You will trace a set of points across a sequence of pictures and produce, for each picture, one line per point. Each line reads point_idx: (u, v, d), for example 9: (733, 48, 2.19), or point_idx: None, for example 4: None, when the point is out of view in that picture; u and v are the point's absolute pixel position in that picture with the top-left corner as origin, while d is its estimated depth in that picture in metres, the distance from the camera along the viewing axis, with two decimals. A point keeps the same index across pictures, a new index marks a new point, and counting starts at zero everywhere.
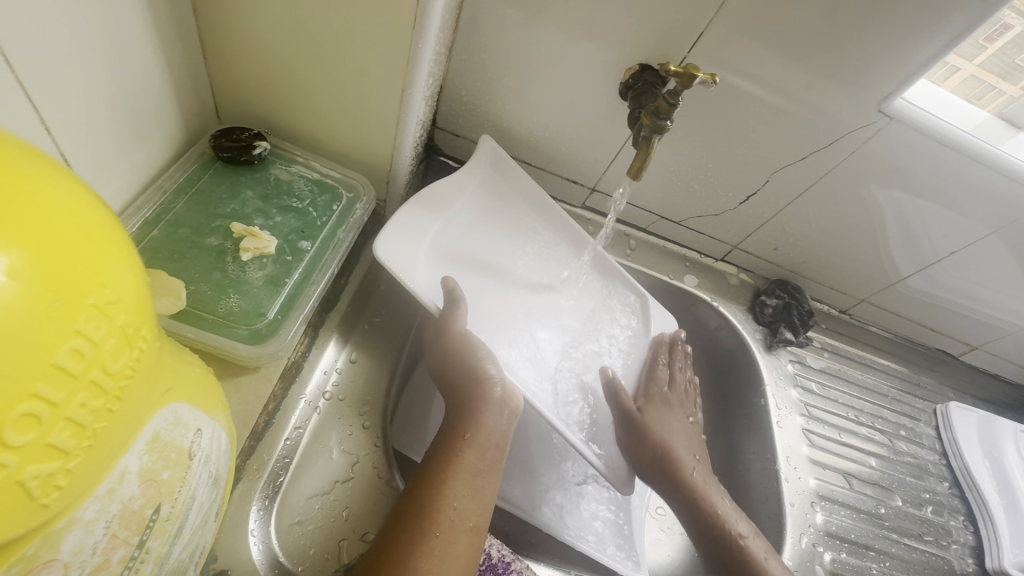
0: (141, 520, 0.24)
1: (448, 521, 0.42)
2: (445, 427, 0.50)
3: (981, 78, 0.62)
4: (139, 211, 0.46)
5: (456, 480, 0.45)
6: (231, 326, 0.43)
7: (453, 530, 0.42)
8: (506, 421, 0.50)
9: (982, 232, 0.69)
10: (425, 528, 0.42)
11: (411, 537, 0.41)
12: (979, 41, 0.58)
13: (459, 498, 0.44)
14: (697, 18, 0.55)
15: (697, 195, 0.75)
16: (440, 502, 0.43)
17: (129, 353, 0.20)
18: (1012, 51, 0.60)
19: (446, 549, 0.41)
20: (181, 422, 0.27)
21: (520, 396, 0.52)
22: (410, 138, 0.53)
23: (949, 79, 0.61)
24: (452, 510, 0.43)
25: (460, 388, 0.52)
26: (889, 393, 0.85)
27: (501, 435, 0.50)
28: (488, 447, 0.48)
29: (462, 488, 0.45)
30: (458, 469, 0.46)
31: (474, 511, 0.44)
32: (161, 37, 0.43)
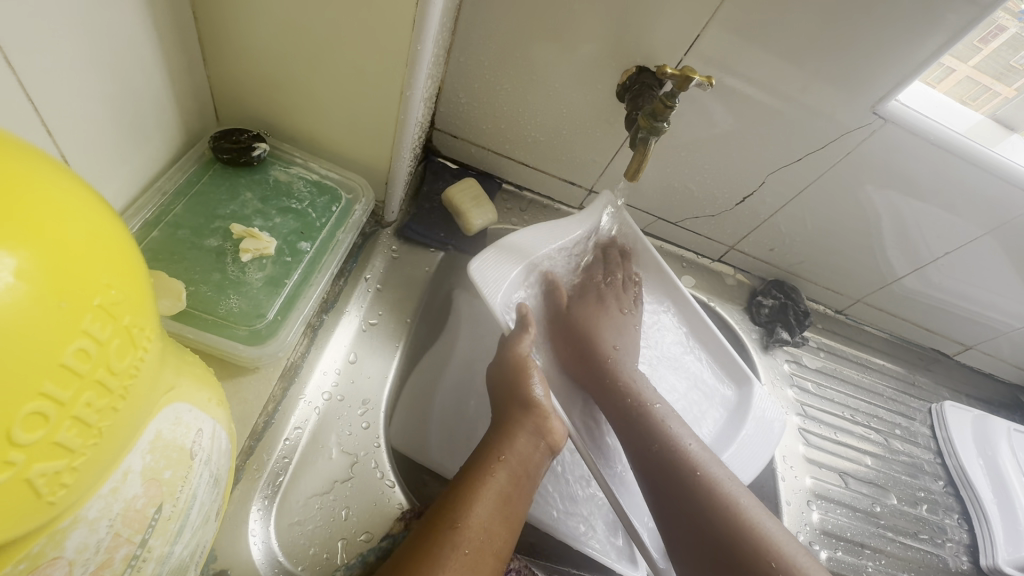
0: (144, 518, 0.24)
1: (476, 541, 0.43)
2: (479, 449, 0.51)
3: (976, 80, 0.62)
4: (138, 213, 0.46)
5: (485, 500, 0.46)
6: (231, 326, 0.44)
7: (480, 553, 0.43)
8: (541, 453, 0.51)
9: (976, 233, 0.69)
10: (450, 542, 0.42)
11: (437, 551, 0.41)
12: (974, 42, 0.58)
13: (488, 518, 0.45)
14: (694, 20, 0.55)
15: (694, 196, 0.75)
16: (468, 521, 0.44)
17: (133, 353, 0.20)
18: (1006, 52, 0.60)
19: (470, 569, 0.42)
20: (183, 421, 0.28)
21: (560, 432, 0.53)
22: (409, 140, 0.53)
23: (944, 81, 0.61)
24: (479, 530, 0.44)
25: (506, 410, 0.53)
26: (884, 392, 0.85)
27: (534, 466, 0.50)
28: (521, 473, 0.49)
29: (493, 510, 0.45)
30: (489, 490, 0.46)
31: (502, 536, 0.45)
32: (161, 38, 0.43)
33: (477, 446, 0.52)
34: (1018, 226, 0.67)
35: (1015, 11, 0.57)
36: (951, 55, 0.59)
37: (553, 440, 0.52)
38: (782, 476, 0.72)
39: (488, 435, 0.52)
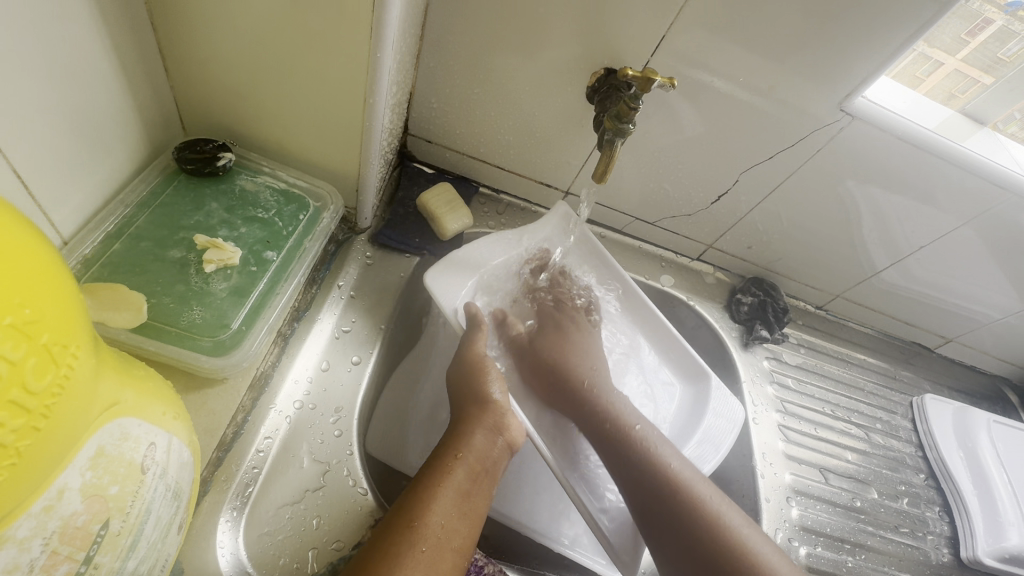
0: (86, 536, 0.25)
1: (434, 537, 0.43)
2: (437, 447, 0.52)
3: (964, 73, 0.63)
4: (100, 226, 0.46)
5: (444, 497, 0.46)
6: (195, 338, 0.43)
7: (440, 549, 0.43)
8: (499, 450, 0.51)
9: (951, 226, 0.70)
10: (410, 541, 0.42)
11: (397, 550, 0.42)
12: (962, 36, 0.59)
13: (446, 515, 0.45)
14: (659, 21, 0.56)
15: (669, 196, 0.75)
16: (427, 518, 0.44)
17: (56, 371, 0.20)
18: (995, 46, 0.61)
19: (429, 565, 0.42)
20: (130, 436, 0.28)
21: (518, 432, 0.54)
22: (376, 147, 0.53)
23: (932, 75, 0.63)
24: (438, 527, 0.44)
25: (461, 407, 0.54)
26: (864, 386, 0.86)
27: (492, 462, 0.51)
28: (479, 468, 0.49)
29: (451, 506, 0.46)
30: (447, 486, 0.46)
31: (461, 531, 0.45)
32: (118, 49, 0.43)
33: (437, 443, 0.53)
34: (993, 217, 0.68)
35: (1001, 4, 0.57)
36: (935, 48, 0.60)
37: (510, 437, 0.53)
38: (761, 470, 0.72)
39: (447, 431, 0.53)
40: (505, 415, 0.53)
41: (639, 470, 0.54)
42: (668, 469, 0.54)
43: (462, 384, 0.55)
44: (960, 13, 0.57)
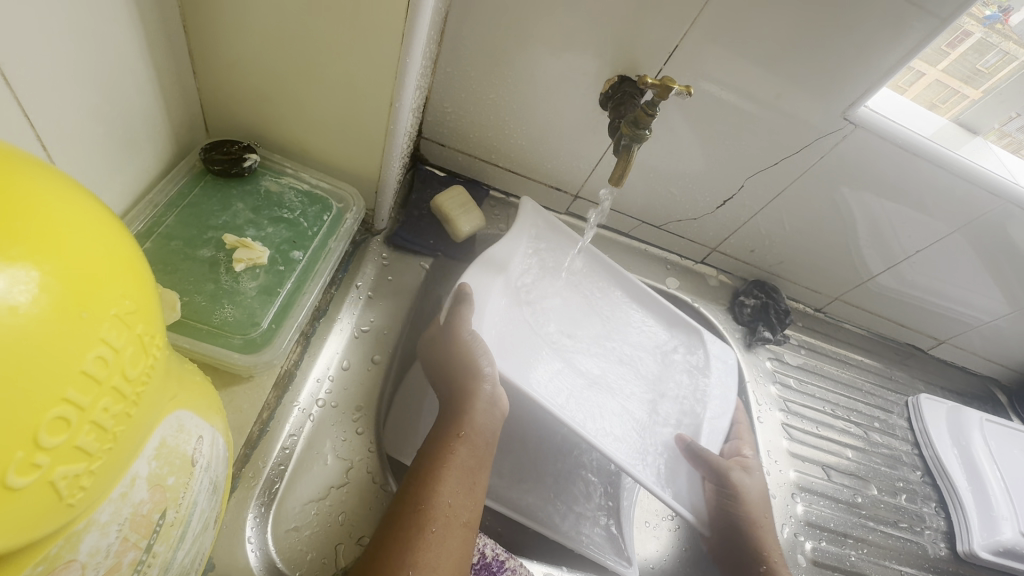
0: (149, 524, 0.25)
1: (443, 517, 0.44)
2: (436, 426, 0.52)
3: (945, 83, 0.65)
4: (132, 225, 0.46)
5: (449, 477, 0.47)
6: (227, 335, 0.44)
7: (450, 525, 0.44)
8: (494, 424, 0.53)
9: (946, 231, 0.72)
10: (420, 524, 0.43)
11: (408, 533, 0.43)
12: (942, 47, 0.62)
13: (453, 493, 0.46)
14: (672, 31, 0.58)
15: (676, 200, 0.77)
16: (435, 498, 0.45)
17: (145, 360, 0.21)
18: (972, 57, 0.63)
19: (441, 544, 0.43)
20: (185, 429, 0.28)
21: (506, 403, 0.54)
22: (398, 150, 0.54)
23: (915, 85, 0.65)
24: (446, 506, 0.45)
25: (453, 385, 0.54)
26: (862, 386, 0.88)
27: (491, 435, 0.52)
28: (479, 445, 0.50)
29: (455, 485, 0.47)
30: (451, 466, 0.47)
31: (469, 507, 0.46)
32: (151, 52, 0.44)
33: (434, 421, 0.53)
34: (985, 224, 0.70)
35: (980, 17, 0.60)
36: (919, 59, 0.62)
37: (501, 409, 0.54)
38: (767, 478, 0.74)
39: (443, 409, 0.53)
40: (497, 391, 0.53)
41: None
42: None
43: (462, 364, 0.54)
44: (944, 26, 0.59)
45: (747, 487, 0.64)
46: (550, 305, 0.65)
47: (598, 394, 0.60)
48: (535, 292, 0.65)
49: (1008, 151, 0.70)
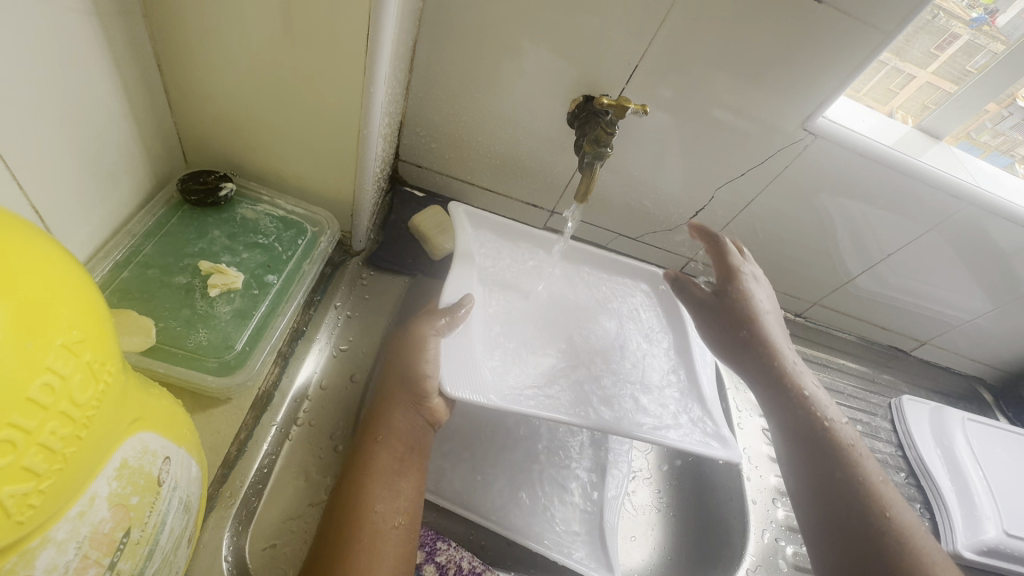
0: (112, 542, 0.26)
1: (371, 526, 0.46)
2: (362, 429, 0.53)
3: (936, 85, 0.68)
4: (109, 255, 0.48)
5: (374, 484, 0.48)
6: (201, 358, 0.46)
7: (381, 531, 0.46)
8: (420, 427, 0.53)
9: (917, 232, 0.74)
10: (349, 535, 0.46)
11: (336, 543, 0.45)
12: (930, 51, 0.65)
13: (382, 500, 0.48)
14: (632, 52, 0.60)
15: (651, 213, 0.79)
16: (364, 507, 0.47)
17: (95, 386, 0.23)
18: (962, 59, 0.66)
19: (370, 551, 0.45)
20: (149, 450, 0.30)
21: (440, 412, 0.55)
22: (370, 174, 0.56)
23: (906, 87, 0.68)
24: (374, 515, 0.47)
25: (386, 390, 0.54)
26: (845, 390, 0.89)
27: (416, 437, 0.53)
28: (402, 447, 0.51)
29: (383, 491, 0.48)
30: (375, 474, 0.49)
31: (399, 510, 0.48)
32: (126, 91, 0.46)
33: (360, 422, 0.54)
34: (956, 223, 0.72)
35: (966, 20, 0.62)
36: (908, 62, 0.66)
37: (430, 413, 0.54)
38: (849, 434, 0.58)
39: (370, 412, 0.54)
40: (430, 395, 0.53)
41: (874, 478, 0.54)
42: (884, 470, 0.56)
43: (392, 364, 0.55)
44: (927, 28, 0.62)
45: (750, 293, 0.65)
46: (522, 293, 0.63)
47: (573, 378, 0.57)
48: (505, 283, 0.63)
49: (1002, 150, 0.73)
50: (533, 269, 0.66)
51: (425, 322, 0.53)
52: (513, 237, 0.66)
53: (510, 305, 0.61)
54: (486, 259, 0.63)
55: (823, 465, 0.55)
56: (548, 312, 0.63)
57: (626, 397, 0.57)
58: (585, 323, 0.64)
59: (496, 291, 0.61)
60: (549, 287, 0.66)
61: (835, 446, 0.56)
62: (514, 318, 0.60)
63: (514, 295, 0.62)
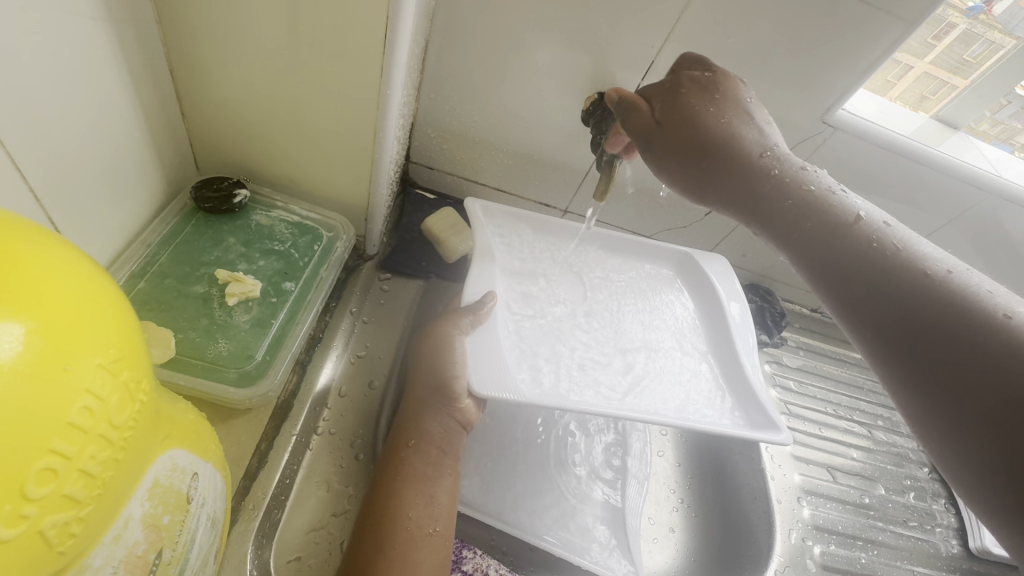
0: (145, 565, 0.25)
1: (404, 533, 0.46)
2: (392, 435, 0.53)
3: (933, 75, 0.67)
4: (124, 266, 0.47)
5: (407, 490, 0.48)
6: (221, 369, 0.45)
7: (414, 538, 0.46)
8: (450, 430, 0.52)
9: (938, 224, 0.73)
10: (381, 542, 0.45)
11: (370, 551, 0.45)
12: (928, 40, 0.63)
13: (414, 507, 0.47)
14: (648, 46, 0.59)
15: (664, 210, 0.78)
16: (397, 515, 0.46)
17: (131, 406, 0.22)
18: (959, 48, 0.64)
19: (404, 559, 0.45)
20: (178, 467, 0.29)
21: (471, 413, 0.54)
22: (386, 177, 0.55)
23: (904, 78, 0.66)
24: (408, 521, 0.46)
25: (415, 394, 0.54)
26: (864, 385, 0.88)
27: (447, 441, 0.52)
28: (434, 452, 0.51)
29: (415, 498, 0.48)
30: (407, 480, 0.48)
31: (433, 516, 0.48)
32: (139, 99, 0.45)
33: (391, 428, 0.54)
34: (975, 215, 0.71)
35: (964, 9, 0.61)
36: (906, 53, 0.64)
37: (461, 416, 0.53)
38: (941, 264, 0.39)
39: (400, 418, 0.54)
40: (457, 397, 0.52)
41: (913, 291, 0.37)
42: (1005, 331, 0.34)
43: (419, 366, 0.54)
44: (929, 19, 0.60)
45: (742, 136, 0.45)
46: (551, 291, 0.61)
47: (613, 375, 0.56)
48: (533, 281, 0.61)
49: (1002, 139, 0.71)
50: (562, 267, 0.64)
51: (448, 321, 0.53)
52: (536, 231, 0.65)
53: (542, 303, 0.60)
54: (508, 256, 0.62)
55: (874, 302, 0.38)
56: (582, 308, 0.61)
57: (662, 386, 0.56)
58: (621, 319, 0.62)
59: (524, 285, 0.60)
60: (579, 282, 0.64)
61: (870, 261, 0.39)
62: (547, 316, 0.59)
63: (545, 289, 0.61)
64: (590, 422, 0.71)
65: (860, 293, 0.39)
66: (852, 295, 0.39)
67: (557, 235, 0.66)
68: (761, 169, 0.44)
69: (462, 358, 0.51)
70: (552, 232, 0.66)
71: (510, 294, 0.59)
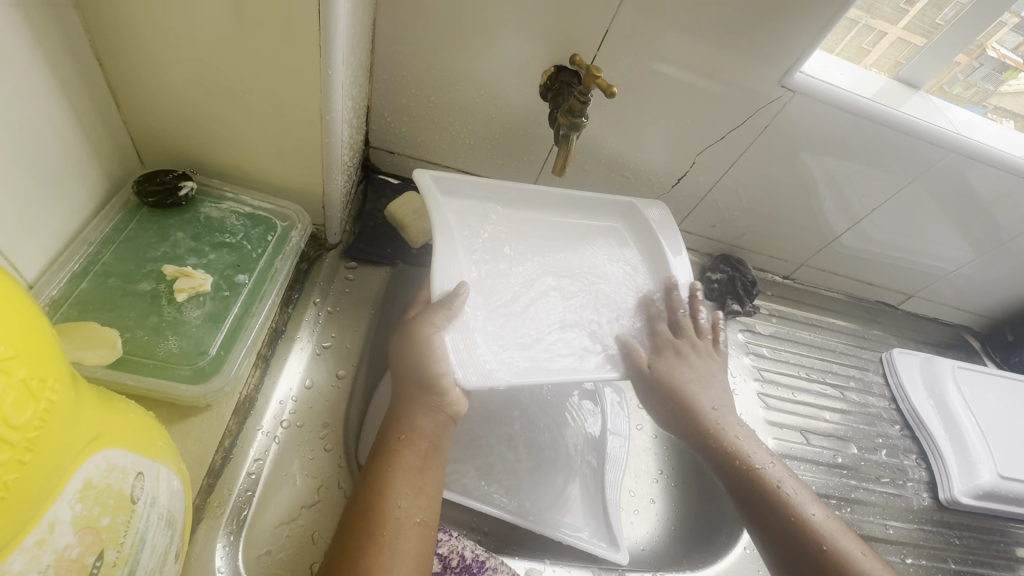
0: (82, 568, 0.25)
1: (394, 519, 0.45)
2: (382, 430, 0.52)
3: (906, 40, 0.68)
4: (66, 265, 0.46)
5: (398, 481, 0.47)
6: (173, 367, 0.44)
7: (403, 527, 0.45)
8: (441, 427, 0.52)
9: (902, 183, 0.73)
10: (371, 529, 0.44)
11: (361, 539, 0.44)
12: (901, 5, 0.64)
13: (405, 495, 0.46)
14: (601, 15, 0.58)
15: (631, 184, 0.77)
16: (386, 503, 0.46)
17: (35, 405, 0.21)
18: (932, 12, 0.65)
19: (393, 547, 0.44)
20: (117, 467, 0.28)
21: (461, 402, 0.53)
22: (340, 162, 0.54)
23: (878, 45, 0.68)
24: (398, 510, 0.46)
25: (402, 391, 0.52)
26: (836, 347, 0.89)
27: (438, 438, 0.51)
28: (427, 447, 0.50)
29: (406, 487, 0.47)
30: (398, 471, 0.48)
31: (421, 506, 0.47)
32: (67, 91, 0.43)
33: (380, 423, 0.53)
34: (937, 173, 0.71)
35: None
36: (879, 19, 0.65)
37: (450, 411, 0.52)
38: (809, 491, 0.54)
39: (390, 414, 0.53)
40: (445, 391, 0.51)
41: (773, 497, 0.52)
42: (841, 548, 0.49)
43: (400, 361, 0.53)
44: None
45: (687, 385, 0.60)
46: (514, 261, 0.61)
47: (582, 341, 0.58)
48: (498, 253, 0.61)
49: (974, 102, 0.72)
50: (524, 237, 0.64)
51: (424, 319, 0.52)
52: (505, 204, 0.65)
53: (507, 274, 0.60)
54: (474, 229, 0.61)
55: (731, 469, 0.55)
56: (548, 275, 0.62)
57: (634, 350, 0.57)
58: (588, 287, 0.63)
59: (491, 259, 0.59)
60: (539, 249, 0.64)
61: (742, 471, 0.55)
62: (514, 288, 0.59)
63: (505, 256, 0.61)
64: (569, 400, 0.72)
65: (724, 465, 0.56)
66: (716, 457, 0.56)
67: (518, 206, 0.66)
68: (700, 416, 0.58)
69: (446, 357, 0.51)
70: (513, 206, 0.65)
71: (480, 271, 0.58)
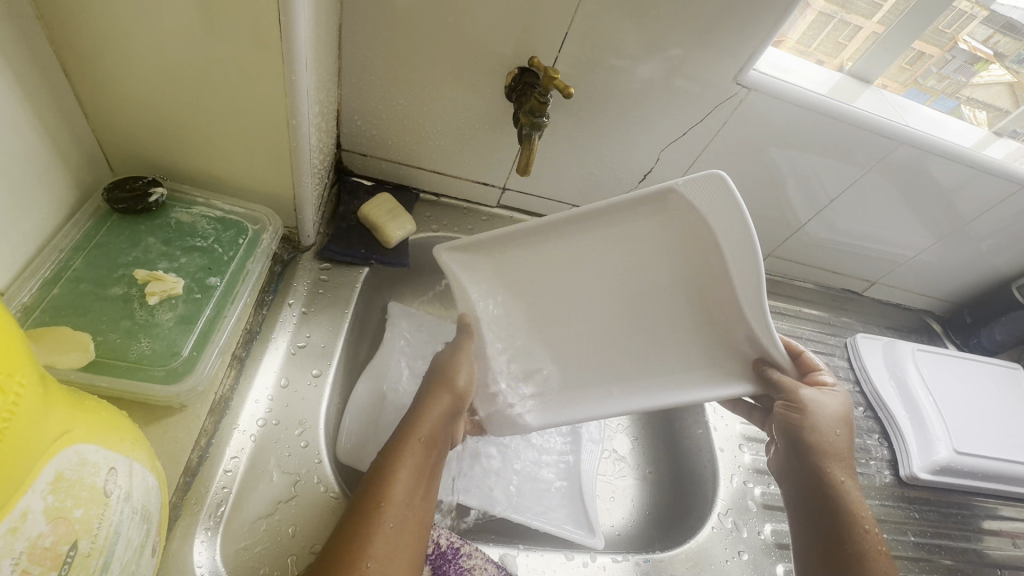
0: (57, 556, 0.26)
1: (398, 513, 0.48)
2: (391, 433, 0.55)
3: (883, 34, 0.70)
4: (37, 272, 0.47)
5: (403, 476, 0.50)
6: (147, 368, 0.45)
7: (406, 520, 0.48)
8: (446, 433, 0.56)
9: (858, 174, 0.76)
10: (375, 517, 0.47)
11: (365, 527, 0.46)
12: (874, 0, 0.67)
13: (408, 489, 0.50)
14: (560, 19, 0.60)
15: (600, 180, 0.80)
16: (390, 498, 0.48)
17: (4, 398, 0.23)
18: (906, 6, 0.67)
19: (394, 537, 0.47)
20: (88, 461, 0.29)
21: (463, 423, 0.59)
22: (309, 166, 0.55)
23: (853, 39, 0.71)
24: (401, 502, 0.49)
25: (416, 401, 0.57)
26: (803, 334, 0.93)
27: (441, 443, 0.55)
28: (433, 450, 0.54)
29: (410, 481, 0.50)
30: (405, 466, 0.51)
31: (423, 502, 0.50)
32: (34, 103, 0.44)
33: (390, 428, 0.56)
34: (891, 165, 0.74)
35: None
36: (853, 15, 0.68)
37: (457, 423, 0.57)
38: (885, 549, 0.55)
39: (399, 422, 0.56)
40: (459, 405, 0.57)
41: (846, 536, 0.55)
42: None
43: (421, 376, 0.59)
44: None
45: (823, 421, 0.59)
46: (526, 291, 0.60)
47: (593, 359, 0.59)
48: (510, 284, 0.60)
49: (948, 92, 0.75)
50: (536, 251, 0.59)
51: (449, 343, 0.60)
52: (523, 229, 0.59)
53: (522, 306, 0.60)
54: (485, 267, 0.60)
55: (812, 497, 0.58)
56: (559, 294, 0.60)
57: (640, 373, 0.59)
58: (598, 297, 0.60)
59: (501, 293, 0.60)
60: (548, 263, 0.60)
61: (828, 506, 0.57)
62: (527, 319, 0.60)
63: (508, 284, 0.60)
64: None
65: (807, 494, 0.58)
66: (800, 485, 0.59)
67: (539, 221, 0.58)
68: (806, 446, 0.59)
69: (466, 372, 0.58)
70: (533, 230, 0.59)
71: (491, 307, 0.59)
